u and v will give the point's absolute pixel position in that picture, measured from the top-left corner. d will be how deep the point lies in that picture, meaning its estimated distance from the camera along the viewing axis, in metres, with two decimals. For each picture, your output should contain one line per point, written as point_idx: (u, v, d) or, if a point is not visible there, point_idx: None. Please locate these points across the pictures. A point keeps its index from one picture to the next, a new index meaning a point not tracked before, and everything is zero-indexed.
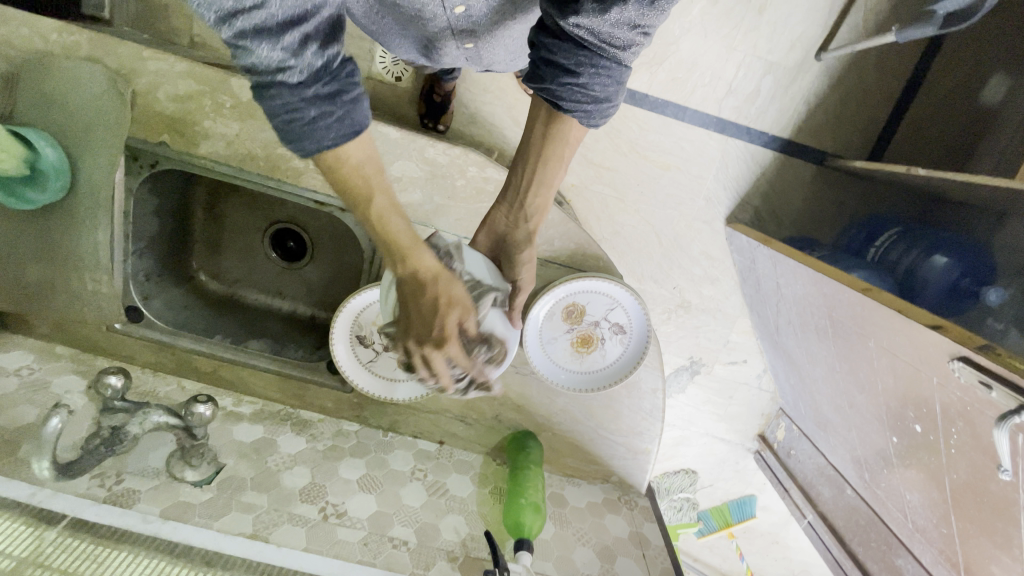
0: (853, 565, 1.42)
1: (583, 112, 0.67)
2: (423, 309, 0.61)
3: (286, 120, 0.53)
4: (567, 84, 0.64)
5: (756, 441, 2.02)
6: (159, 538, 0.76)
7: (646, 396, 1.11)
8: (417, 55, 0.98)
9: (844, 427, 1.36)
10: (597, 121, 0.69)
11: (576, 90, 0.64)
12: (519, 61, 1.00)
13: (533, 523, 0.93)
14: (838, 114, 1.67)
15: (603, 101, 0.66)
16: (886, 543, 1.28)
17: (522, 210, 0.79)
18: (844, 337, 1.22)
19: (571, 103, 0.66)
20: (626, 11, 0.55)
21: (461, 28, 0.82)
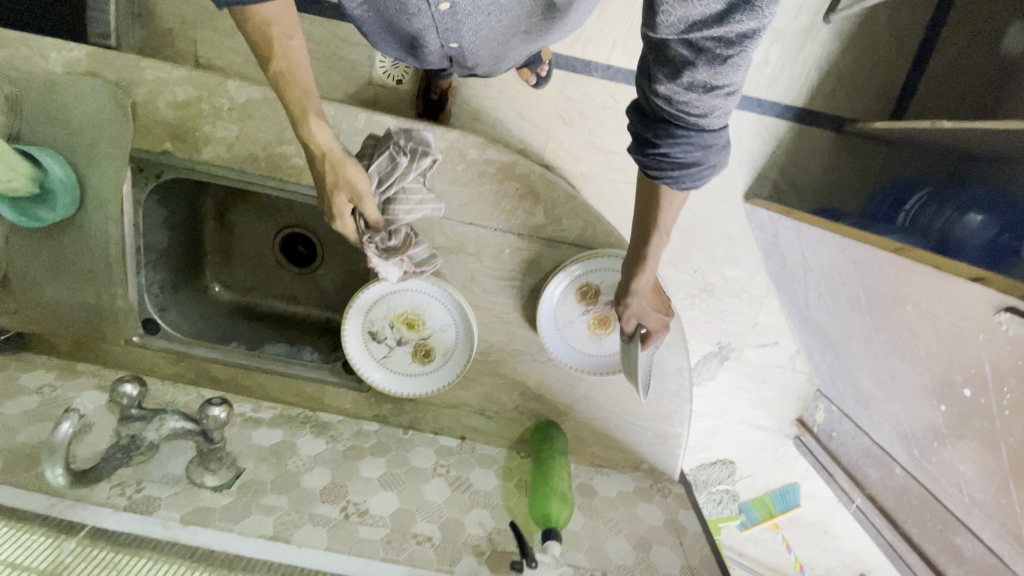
0: (910, 549, 1.28)
1: (671, 179, 0.72)
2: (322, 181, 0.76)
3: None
4: (651, 153, 0.71)
5: (795, 426, 1.92)
6: (179, 543, 0.75)
7: (672, 376, 1.06)
8: (404, 55, 1.00)
9: (887, 402, 1.29)
10: (687, 185, 0.72)
11: (661, 156, 0.70)
12: (502, 63, 1.02)
13: (561, 512, 0.89)
14: (853, 77, 1.61)
15: (689, 165, 0.70)
16: (942, 522, 1.17)
17: (635, 259, 0.86)
18: (877, 304, 1.16)
19: (657, 169, 0.72)
20: (699, 72, 0.60)
21: (445, 25, 0.84)
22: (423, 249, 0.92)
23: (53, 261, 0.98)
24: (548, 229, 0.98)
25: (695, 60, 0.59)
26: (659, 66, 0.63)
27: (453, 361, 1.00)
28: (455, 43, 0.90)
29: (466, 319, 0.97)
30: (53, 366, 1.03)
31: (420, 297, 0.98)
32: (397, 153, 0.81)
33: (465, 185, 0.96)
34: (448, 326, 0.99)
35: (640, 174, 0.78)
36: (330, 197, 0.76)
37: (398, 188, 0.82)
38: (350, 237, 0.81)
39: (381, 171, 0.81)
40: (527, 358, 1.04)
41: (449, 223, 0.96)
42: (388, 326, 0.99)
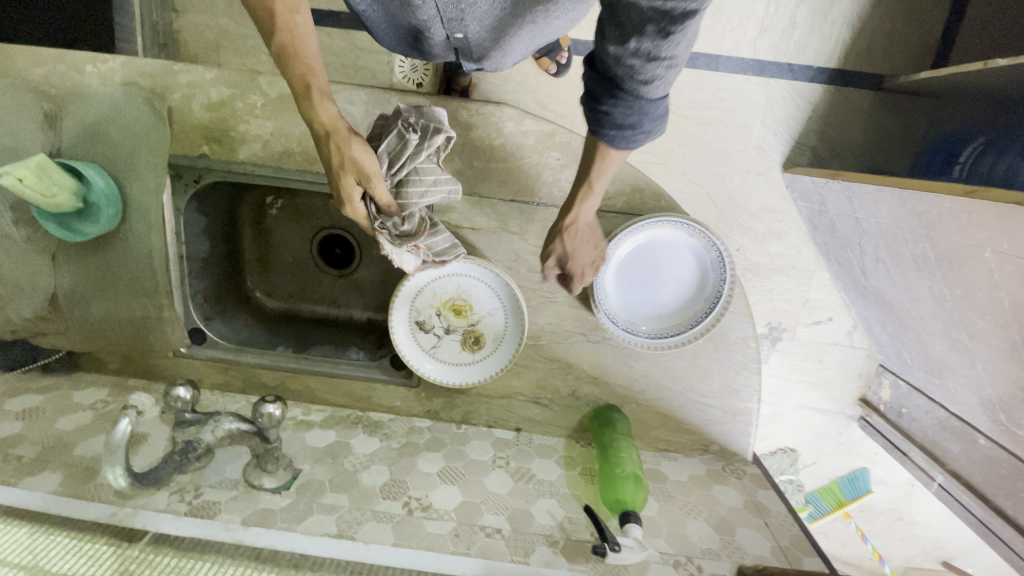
0: (1004, 523, 1.08)
1: (607, 139, 0.72)
2: (328, 163, 0.71)
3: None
4: (593, 109, 0.70)
5: (859, 407, 1.76)
6: (243, 545, 0.72)
7: (738, 346, 0.99)
8: (408, 49, 0.98)
9: (965, 365, 1.14)
10: (621, 149, 0.72)
11: (601, 116, 0.69)
12: (509, 59, 0.99)
13: (636, 495, 0.83)
14: (887, 32, 1.54)
15: (625, 130, 0.70)
16: None
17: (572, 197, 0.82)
18: (948, 258, 1.06)
19: (595, 127, 0.72)
20: (643, 41, 0.58)
21: (450, 15, 0.82)
22: (444, 238, 0.87)
23: (99, 277, 0.98)
24: None
25: (641, 29, 0.57)
26: (610, 23, 0.60)
27: (504, 346, 0.96)
28: (460, 34, 0.87)
29: (517, 301, 0.93)
30: (104, 383, 1.03)
31: (466, 282, 0.95)
32: (407, 130, 0.75)
33: (505, 160, 0.93)
34: (497, 311, 0.96)
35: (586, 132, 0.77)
36: (338, 179, 0.71)
37: (410, 169, 0.77)
38: (360, 222, 0.76)
39: (390, 151, 0.75)
40: (580, 340, 0.99)
41: (491, 201, 0.94)
42: (437, 315, 0.96)
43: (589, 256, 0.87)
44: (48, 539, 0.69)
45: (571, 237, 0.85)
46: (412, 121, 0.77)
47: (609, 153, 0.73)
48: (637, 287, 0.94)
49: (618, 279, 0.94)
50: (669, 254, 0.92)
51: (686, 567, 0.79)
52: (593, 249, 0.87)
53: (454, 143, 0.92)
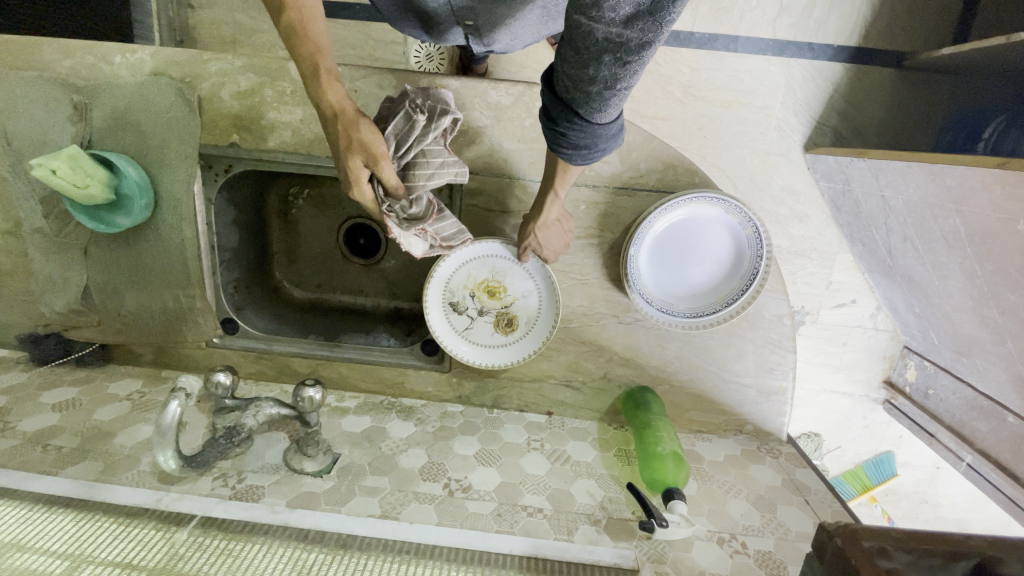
0: None
1: (566, 155, 0.73)
2: (336, 145, 0.69)
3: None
4: (551, 127, 0.69)
5: (883, 390, 1.74)
6: (290, 526, 0.72)
7: (772, 325, 0.98)
8: (421, 30, 0.97)
9: (995, 342, 1.13)
10: (580, 164, 0.74)
11: (559, 135, 0.69)
12: (520, 40, 0.97)
13: (677, 473, 0.83)
14: (908, 8, 1.51)
15: (582, 149, 0.70)
16: None
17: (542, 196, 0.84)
18: (979, 234, 1.04)
19: (555, 144, 0.72)
20: (600, 70, 0.57)
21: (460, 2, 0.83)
22: (450, 223, 0.84)
23: (132, 269, 0.99)
24: (626, 178, 0.92)
25: (597, 59, 0.55)
26: (567, 49, 0.58)
27: (537, 328, 0.96)
28: (471, 23, 0.88)
29: (551, 282, 0.93)
30: (138, 375, 1.04)
31: (500, 263, 0.95)
32: (416, 111, 0.73)
33: (535, 140, 0.92)
34: (530, 292, 0.96)
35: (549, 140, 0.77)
36: (346, 161, 0.69)
37: (418, 151, 0.75)
38: (369, 208, 0.73)
39: (398, 133, 0.73)
40: (612, 321, 0.99)
41: (521, 182, 0.93)
42: (471, 296, 0.96)
43: (555, 245, 0.91)
44: (96, 525, 0.69)
45: (543, 229, 0.88)
46: (417, 104, 0.76)
47: (570, 168, 0.75)
48: (670, 266, 0.93)
49: (651, 259, 0.93)
50: (703, 232, 0.91)
51: (730, 543, 0.79)
52: (559, 238, 0.91)
53: (484, 126, 0.91)
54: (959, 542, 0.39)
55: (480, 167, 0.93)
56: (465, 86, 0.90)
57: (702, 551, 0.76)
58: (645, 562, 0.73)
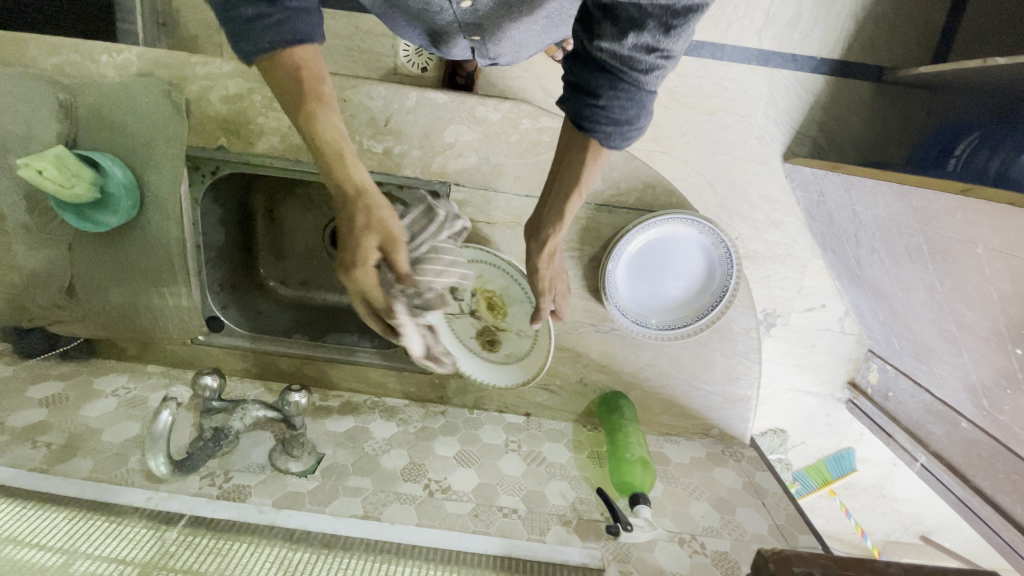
0: (983, 500, 1.14)
1: (603, 135, 0.73)
2: (348, 222, 0.61)
3: (229, 19, 0.56)
4: (590, 104, 0.71)
5: (846, 389, 1.79)
6: (276, 526, 0.76)
7: (740, 337, 1.03)
8: (426, 46, 0.99)
9: (952, 352, 1.19)
10: (617, 147, 0.74)
11: (598, 110, 0.71)
12: (524, 52, 1.00)
13: (644, 478, 0.88)
14: (889, 24, 1.53)
15: (623, 123, 0.71)
16: (1016, 471, 1.06)
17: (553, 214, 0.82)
18: (940, 252, 1.09)
19: (591, 123, 0.72)
20: (643, 35, 0.62)
21: (465, 18, 0.84)
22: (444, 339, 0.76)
23: (116, 266, 0.99)
24: (608, 195, 0.95)
25: (642, 24, 0.61)
26: (607, 21, 0.64)
27: (511, 366, 1.00)
28: (475, 38, 0.89)
29: (545, 347, 0.94)
30: (124, 370, 1.05)
31: (513, 290, 0.97)
32: (436, 207, 0.74)
33: (520, 155, 0.94)
34: (524, 334, 0.99)
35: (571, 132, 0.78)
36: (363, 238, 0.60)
37: (429, 245, 0.71)
38: (371, 296, 0.62)
39: (413, 226, 0.71)
40: (589, 330, 1.03)
41: (503, 195, 0.96)
42: (470, 296, 1.00)
43: (562, 276, 0.93)
44: (87, 523, 0.71)
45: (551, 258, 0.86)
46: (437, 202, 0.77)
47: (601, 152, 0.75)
48: (646, 281, 0.98)
49: (628, 274, 0.97)
50: (677, 249, 0.96)
51: (690, 544, 0.84)
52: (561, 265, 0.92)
53: (471, 139, 0.93)
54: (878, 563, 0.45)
55: (466, 178, 0.95)
56: (454, 100, 0.92)
57: (663, 550, 0.82)
58: (610, 561, 0.79)
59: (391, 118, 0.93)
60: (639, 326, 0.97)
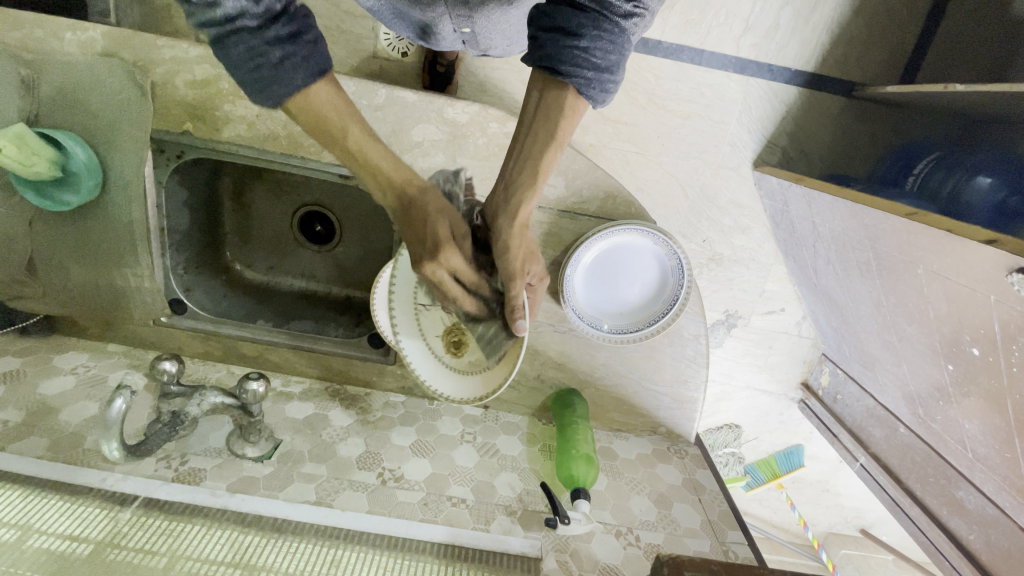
0: (912, 503, 1.08)
1: (584, 82, 0.65)
2: (419, 219, 0.67)
3: (249, 67, 0.55)
4: (568, 46, 0.64)
5: (800, 390, 1.68)
6: (229, 510, 0.80)
7: (689, 342, 1.09)
8: (416, 38, 0.96)
9: (892, 360, 1.11)
10: (596, 97, 0.67)
11: (580, 50, 0.64)
12: (517, 44, 0.97)
13: (587, 473, 0.93)
14: (866, 38, 1.37)
15: (603, 70, 0.65)
16: (943, 476, 1.00)
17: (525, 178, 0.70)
18: (887, 267, 0.97)
19: (571, 64, 0.64)
20: None
21: (459, 12, 0.80)
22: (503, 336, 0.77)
23: (75, 245, 0.99)
24: (570, 203, 1.01)
25: None
26: None
27: (474, 376, 0.82)
28: (468, 29, 0.85)
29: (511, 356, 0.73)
30: (84, 348, 1.05)
31: None
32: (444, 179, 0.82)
33: (487, 158, 0.98)
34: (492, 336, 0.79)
35: (540, 81, 0.69)
36: (436, 226, 0.66)
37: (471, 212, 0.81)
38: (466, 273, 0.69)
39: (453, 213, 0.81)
40: (549, 330, 1.06)
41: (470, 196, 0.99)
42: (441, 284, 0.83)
43: (536, 258, 0.75)
44: (42, 501, 0.73)
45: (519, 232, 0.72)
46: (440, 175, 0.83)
47: (579, 103, 0.67)
48: (603, 287, 1.02)
49: (585, 280, 1.02)
50: (633, 257, 1.01)
51: (626, 536, 0.90)
52: (535, 249, 0.76)
53: (438, 140, 0.97)
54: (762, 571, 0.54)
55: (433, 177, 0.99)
56: (424, 100, 0.95)
57: (600, 542, 0.88)
58: (550, 551, 0.84)
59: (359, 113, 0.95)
60: (593, 329, 1.01)
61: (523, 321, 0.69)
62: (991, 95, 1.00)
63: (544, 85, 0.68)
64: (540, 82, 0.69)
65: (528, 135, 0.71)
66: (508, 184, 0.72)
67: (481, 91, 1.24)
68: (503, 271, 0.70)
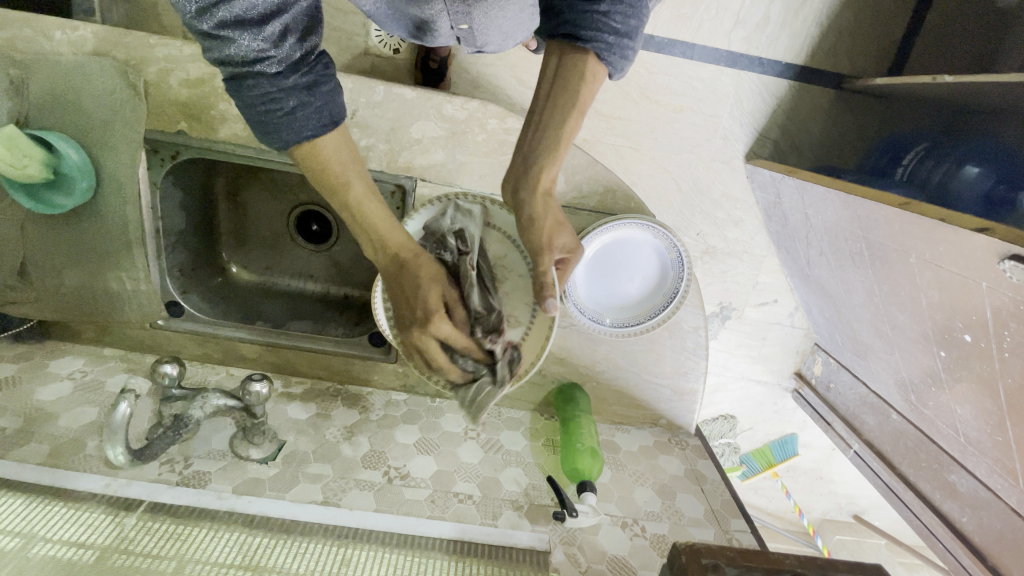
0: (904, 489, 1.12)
1: (604, 46, 0.71)
2: (412, 287, 0.71)
3: (262, 109, 0.58)
4: (589, 13, 0.71)
5: (793, 379, 1.69)
6: (236, 512, 0.79)
7: (689, 334, 1.09)
8: (411, 37, 0.94)
9: (885, 349, 1.13)
10: (616, 61, 0.73)
11: (601, 14, 0.70)
12: (513, 42, 0.95)
13: (592, 466, 0.94)
14: (855, 31, 1.39)
15: (622, 35, 0.71)
16: (936, 461, 1.03)
17: (544, 150, 0.77)
18: (880, 257, 0.99)
19: (590, 29, 0.71)
20: None
21: (457, 9, 0.79)
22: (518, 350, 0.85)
23: (66, 249, 0.97)
24: (570, 197, 1.03)
25: None
26: None
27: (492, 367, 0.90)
28: (465, 26, 0.84)
29: (541, 340, 0.88)
30: (81, 352, 1.04)
31: (512, 258, 0.92)
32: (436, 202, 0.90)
33: (486, 154, 0.99)
34: (513, 324, 0.91)
35: (562, 50, 0.75)
36: (427, 296, 0.70)
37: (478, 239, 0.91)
38: (452, 337, 0.72)
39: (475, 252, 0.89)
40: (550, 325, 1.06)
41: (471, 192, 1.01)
42: None
43: (564, 228, 0.81)
44: (45, 508, 0.73)
45: (541, 200, 0.80)
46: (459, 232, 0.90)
47: (599, 69, 0.74)
48: (603, 279, 1.03)
49: (587, 274, 1.03)
50: (634, 251, 1.03)
51: (631, 527, 0.91)
52: (561, 217, 0.83)
53: (437, 137, 0.97)
54: (779, 560, 0.56)
55: (432, 174, 1.00)
56: (422, 98, 0.95)
57: (607, 534, 0.88)
58: (557, 544, 0.85)
59: (358, 110, 0.95)
60: (594, 323, 1.02)
61: (552, 301, 0.78)
62: (978, 86, 1.01)
63: (561, 54, 0.75)
64: (559, 51, 0.75)
65: (546, 104, 0.77)
66: (528, 157, 0.79)
67: (474, 87, 1.23)
68: (531, 246, 0.81)
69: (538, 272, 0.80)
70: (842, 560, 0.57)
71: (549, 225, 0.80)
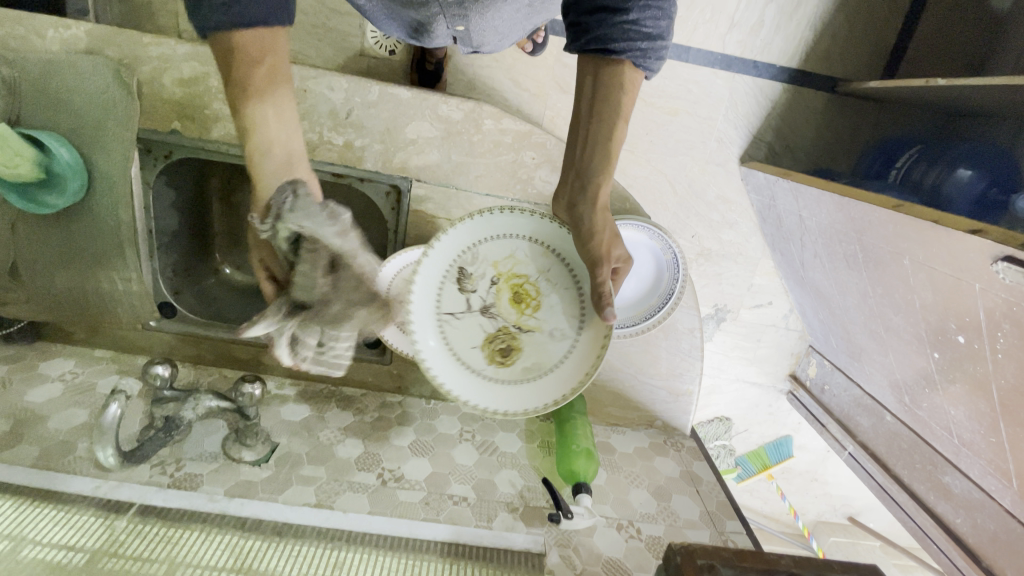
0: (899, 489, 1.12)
1: (640, 53, 0.69)
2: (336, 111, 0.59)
3: None
4: (615, 23, 0.67)
5: (788, 381, 1.70)
6: (228, 514, 0.79)
7: (684, 336, 1.09)
8: (407, 38, 0.94)
9: (879, 351, 1.13)
10: (653, 64, 0.71)
11: (630, 23, 0.67)
12: (509, 42, 0.96)
13: (588, 468, 0.93)
14: (848, 35, 1.40)
15: (655, 37, 0.68)
16: (930, 463, 1.03)
17: (596, 160, 0.77)
18: (874, 259, 0.99)
19: (622, 39, 0.68)
20: None
21: (453, 11, 0.80)
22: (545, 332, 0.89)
23: (55, 248, 0.95)
24: None
25: None
26: None
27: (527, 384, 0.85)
28: (462, 27, 0.85)
29: (596, 351, 0.82)
30: (72, 354, 1.03)
31: (558, 271, 0.88)
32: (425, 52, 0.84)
33: (482, 155, 1.00)
34: (558, 337, 0.86)
35: (595, 63, 0.72)
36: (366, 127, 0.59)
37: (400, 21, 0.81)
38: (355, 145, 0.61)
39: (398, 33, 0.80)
40: None
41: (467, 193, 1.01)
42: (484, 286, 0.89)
43: (620, 239, 0.82)
44: (35, 511, 0.73)
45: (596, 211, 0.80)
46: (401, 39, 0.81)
47: (636, 74, 0.72)
48: None
49: None
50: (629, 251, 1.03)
51: (627, 529, 0.91)
52: (616, 229, 0.83)
53: (432, 137, 0.98)
54: (774, 561, 0.55)
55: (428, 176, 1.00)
56: (418, 99, 0.95)
57: (602, 536, 0.88)
58: (552, 546, 0.84)
59: (353, 110, 0.95)
60: None
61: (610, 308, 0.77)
62: (972, 90, 1.02)
63: (597, 67, 0.73)
64: (593, 62, 0.73)
65: (591, 114, 0.75)
66: (584, 172, 0.79)
67: (470, 88, 1.23)
68: (589, 257, 0.80)
69: (596, 281, 0.79)
70: (837, 560, 0.57)
71: (605, 237, 0.80)
